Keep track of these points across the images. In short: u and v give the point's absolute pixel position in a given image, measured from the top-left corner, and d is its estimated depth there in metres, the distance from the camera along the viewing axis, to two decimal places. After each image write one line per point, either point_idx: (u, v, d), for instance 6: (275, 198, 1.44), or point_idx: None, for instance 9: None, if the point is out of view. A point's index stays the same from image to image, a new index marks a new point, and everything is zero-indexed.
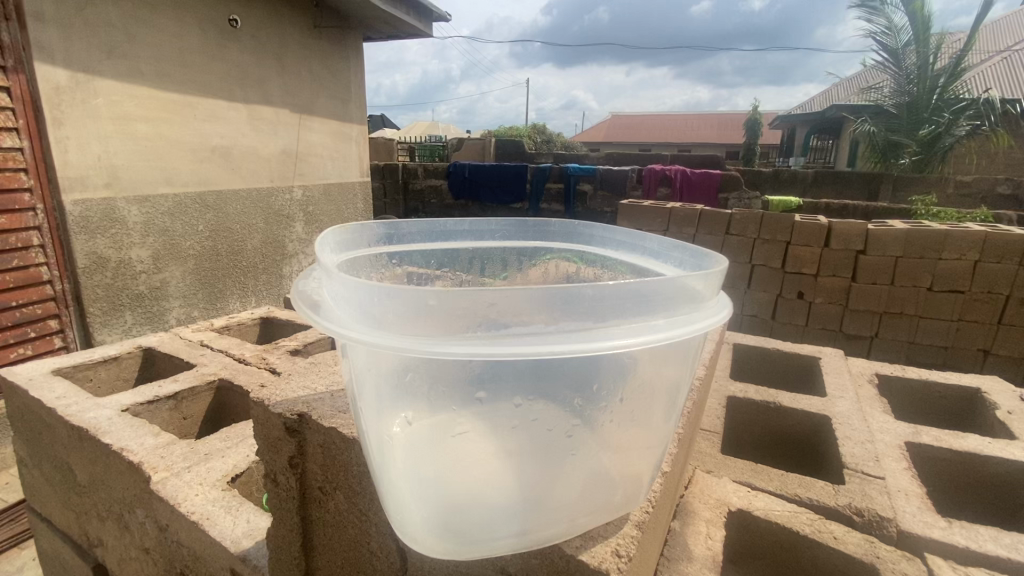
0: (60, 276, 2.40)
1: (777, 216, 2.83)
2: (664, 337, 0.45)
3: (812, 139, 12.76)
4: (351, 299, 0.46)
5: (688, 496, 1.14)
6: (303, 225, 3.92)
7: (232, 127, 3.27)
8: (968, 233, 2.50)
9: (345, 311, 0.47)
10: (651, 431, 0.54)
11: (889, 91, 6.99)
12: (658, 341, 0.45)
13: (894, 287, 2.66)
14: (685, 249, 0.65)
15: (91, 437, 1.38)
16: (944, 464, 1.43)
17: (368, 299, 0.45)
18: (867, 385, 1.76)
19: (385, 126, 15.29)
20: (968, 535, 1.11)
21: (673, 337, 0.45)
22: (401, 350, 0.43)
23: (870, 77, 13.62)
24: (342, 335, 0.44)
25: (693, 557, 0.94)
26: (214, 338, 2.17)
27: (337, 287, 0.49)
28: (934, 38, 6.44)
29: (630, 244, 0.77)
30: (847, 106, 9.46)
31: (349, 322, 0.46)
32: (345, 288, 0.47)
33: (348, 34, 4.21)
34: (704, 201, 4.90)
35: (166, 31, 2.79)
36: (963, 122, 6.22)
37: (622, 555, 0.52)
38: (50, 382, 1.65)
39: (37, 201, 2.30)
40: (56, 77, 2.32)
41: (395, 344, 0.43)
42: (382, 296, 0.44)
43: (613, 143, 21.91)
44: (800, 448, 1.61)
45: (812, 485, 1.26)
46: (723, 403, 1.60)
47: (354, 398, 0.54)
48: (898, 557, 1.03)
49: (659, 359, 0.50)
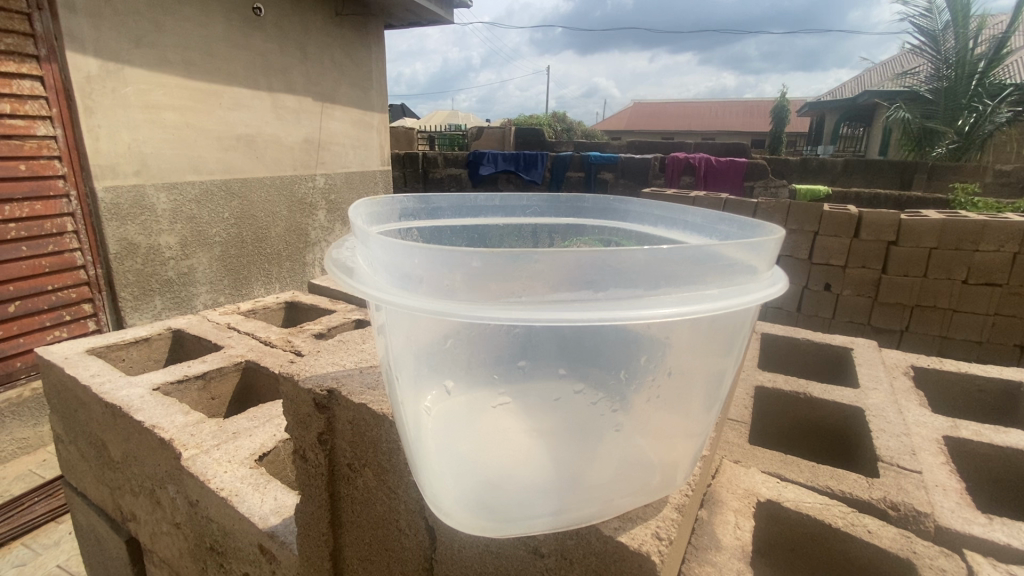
0: (93, 261, 2.47)
1: (805, 205, 2.74)
2: (718, 308, 0.43)
3: (842, 127, 12.34)
4: (389, 264, 0.45)
5: (715, 486, 1.11)
6: (325, 212, 3.95)
7: (257, 114, 3.29)
8: (1008, 223, 2.38)
9: (382, 276, 0.47)
10: (696, 413, 0.51)
11: (925, 76, 6.71)
12: (712, 311, 0.42)
13: (927, 279, 2.55)
14: (734, 220, 0.63)
15: (124, 414, 1.41)
16: (984, 459, 1.38)
17: (407, 265, 0.44)
18: (902, 377, 1.70)
19: (405, 116, 15.34)
20: (1011, 532, 1.06)
21: (729, 307, 0.43)
22: (442, 316, 0.41)
23: (906, 62, 13.07)
24: (380, 300, 0.43)
25: (722, 546, 0.92)
26: (240, 321, 2.20)
27: (372, 251, 0.48)
28: (975, 21, 6.15)
29: (670, 218, 0.74)
30: (881, 92, 9.10)
31: (386, 288, 0.45)
32: (383, 252, 0.46)
33: (370, 22, 4.20)
34: (728, 189, 4.80)
35: (192, 21, 2.82)
36: (1005, 108, 5.95)
37: (662, 538, 0.50)
38: (85, 361, 1.70)
39: (71, 187, 2.35)
40: (87, 66, 2.36)
41: (436, 310, 0.42)
42: (423, 261, 0.43)
43: (635, 131, 21.59)
44: (831, 439, 1.57)
45: (844, 477, 1.22)
46: (751, 393, 1.56)
47: (388, 370, 0.53)
48: (936, 553, 0.99)
49: (708, 337, 0.47)
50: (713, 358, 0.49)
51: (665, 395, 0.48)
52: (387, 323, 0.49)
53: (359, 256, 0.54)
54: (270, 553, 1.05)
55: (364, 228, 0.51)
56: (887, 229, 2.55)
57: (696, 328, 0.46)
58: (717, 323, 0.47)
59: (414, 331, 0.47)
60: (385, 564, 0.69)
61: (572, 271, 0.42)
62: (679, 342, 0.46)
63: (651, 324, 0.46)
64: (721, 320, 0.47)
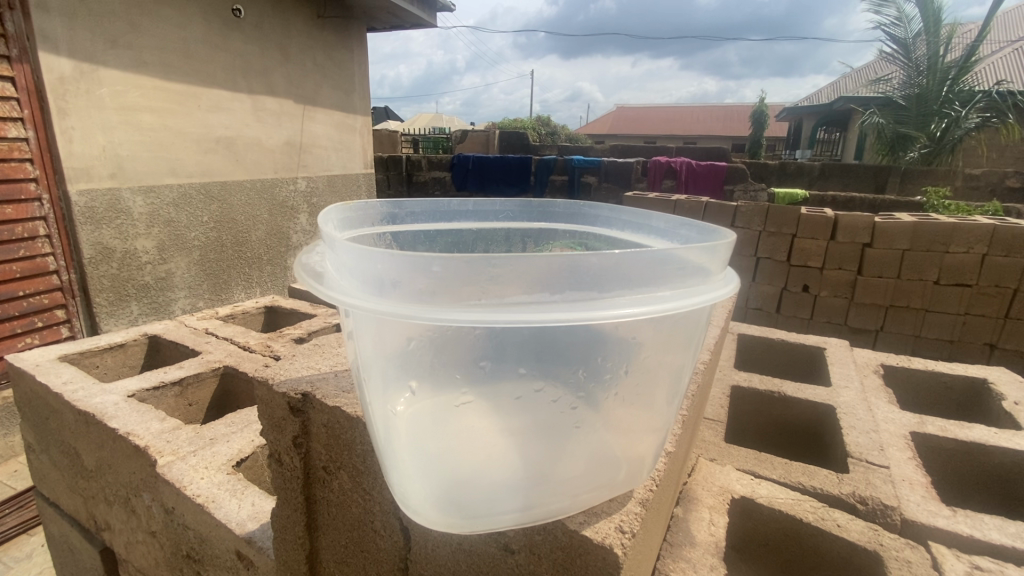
0: (66, 266, 2.42)
1: (783, 208, 2.80)
2: (671, 306, 0.45)
3: (819, 132, 12.63)
4: (355, 269, 0.46)
5: (691, 484, 1.15)
6: (307, 215, 3.93)
7: (236, 117, 3.27)
8: (977, 225, 2.47)
9: (350, 281, 0.47)
10: (655, 411, 0.53)
11: (898, 83, 6.91)
12: (663, 312, 0.44)
13: (900, 279, 2.64)
14: (692, 226, 0.66)
15: (98, 421, 1.39)
16: (949, 453, 1.43)
17: (373, 269, 0.45)
18: (872, 375, 1.75)
19: (388, 118, 15.31)
20: (973, 523, 1.11)
21: (679, 306, 0.45)
22: (408, 318, 0.43)
23: (880, 69, 13.44)
24: (346, 304, 0.44)
25: (697, 543, 0.96)
26: (219, 327, 2.18)
27: (339, 257, 0.49)
28: (946, 29, 6.34)
29: (636, 222, 0.77)
30: (855, 98, 9.31)
31: (354, 292, 0.46)
32: (350, 257, 0.47)
33: (352, 24, 4.19)
34: (709, 193, 4.88)
35: (169, 21, 2.78)
36: (974, 114, 6.21)
37: (625, 531, 0.52)
38: (57, 368, 1.66)
39: (43, 191, 2.31)
40: (60, 67, 2.32)
41: (400, 312, 0.43)
42: (390, 269, 0.44)
43: (618, 136, 21.82)
44: (803, 437, 1.61)
45: (816, 473, 1.26)
46: (727, 393, 1.60)
47: (358, 373, 0.54)
48: (902, 544, 1.03)
49: (665, 335, 0.50)
50: (669, 355, 0.51)
51: (624, 393, 0.51)
52: (355, 327, 0.50)
53: (329, 262, 0.55)
54: (247, 559, 1.04)
55: (332, 234, 0.52)
56: (862, 232, 2.64)
57: (650, 327, 0.49)
58: (671, 322, 0.49)
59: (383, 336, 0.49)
60: (361, 565, 0.70)
61: (533, 274, 0.44)
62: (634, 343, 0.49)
63: (613, 326, 0.48)
64: (677, 319, 0.49)
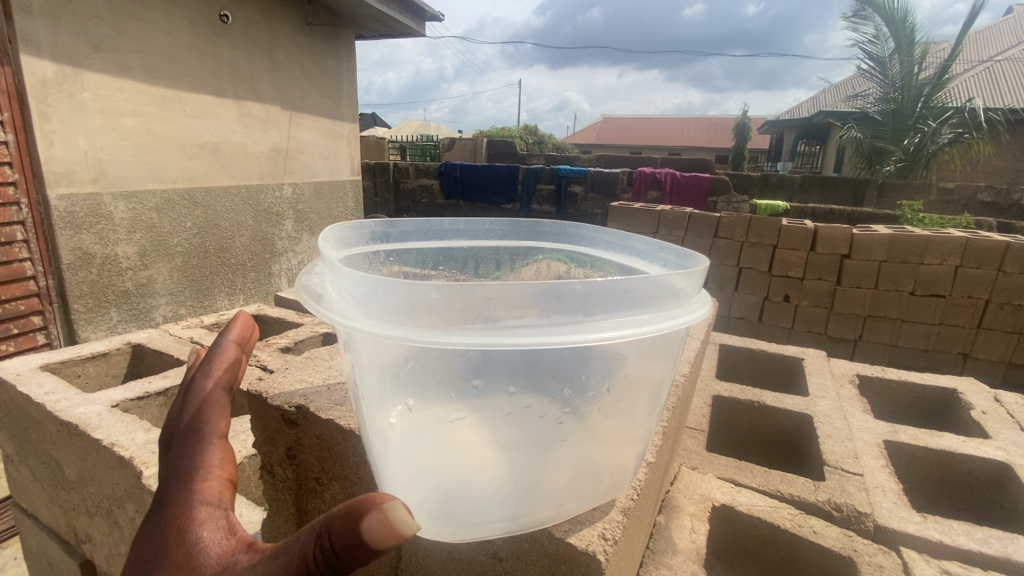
0: (43, 271, 2.38)
1: (764, 220, 2.88)
2: (650, 330, 0.49)
3: (799, 145, 12.94)
4: (355, 291, 0.49)
5: (673, 492, 1.18)
6: (292, 222, 3.92)
7: (222, 123, 3.26)
8: (949, 238, 2.57)
9: (350, 303, 0.50)
10: (635, 424, 0.57)
11: (874, 99, 7.12)
12: (643, 334, 0.48)
13: (877, 290, 2.73)
14: (670, 249, 0.70)
15: (81, 432, 1.38)
16: (921, 461, 1.49)
17: (373, 292, 0.47)
18: (848, 385, 1.81)
19: (375, 125, 15.32)
20: (942, 529, 1.16)
21: (657, 329, 0.49)
22: (406, 341, 0.45)
23: (857, 85, 13.84)
24: (347, 326, 0.46)
25: (679, 550, 0.99)
26: (204, 335, 2.17)
27: (339, 280, 0.51)
28: (919, 48, 6.56)
29: (620, 244, 0.81)
30: (834, 112, 9.56)
31: (355, 314, 0.48)
32: (350, 280, 0.49)
33: (341, 32, 4.23)
34: (693, 204, 4.97)
35: (156, 26, 2.78)
36: (946, 130, 6.43)
37: (608, 538, 0.55)
38: (38, 377, 1.64)
39: (21, 195, 2.27)
40: (42, 70, 2.30)
41: (400, 334, 0.46)
42: (388, 293, 0.46)
43: (603, 145, 22.10)
44: (783, 445, 1.65)
45: (793, 481, 1.30)
46: (709, 402, 1.64)
47: (354, 389, 0.56)
48: (874, 550, 1.07)
49: (646, 352, 0.54)
50: (649, 372, 0.55)
51: (608, 408, 0.54)
52: (352, 346, 0.52)
53: (327, 283, 0.57)
54: None
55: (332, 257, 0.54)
56: (841, 243, 2.73)
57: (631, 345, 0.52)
58: (651, 341, 0.53)
59: (379, 353, 0.51)
60: None
61: (523, 297, 0.47)
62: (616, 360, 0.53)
63: (598, 346, 0.51)
64: (655, 340, 0.53)
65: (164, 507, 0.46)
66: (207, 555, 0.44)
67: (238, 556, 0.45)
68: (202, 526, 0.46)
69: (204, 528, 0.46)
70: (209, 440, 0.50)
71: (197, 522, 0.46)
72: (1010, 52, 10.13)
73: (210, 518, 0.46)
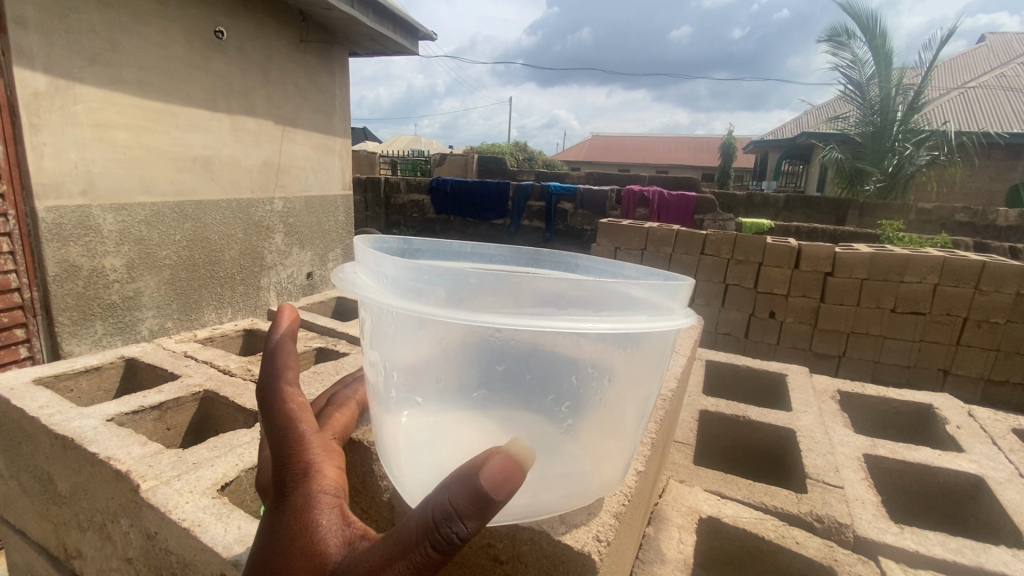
0: (29, 283, 2.38)
1: (750, 238, 2.97)
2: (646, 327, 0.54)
3: (783, 164, 13.24)
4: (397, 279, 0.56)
5: (661, 504, 1.22)
6: (282, 236, 3.94)
7: (215, 136, 3.30)
8: (927, 258, 2.67)
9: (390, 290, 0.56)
10: (624, 426, 0.61)
11: (853, 121, 7.34)
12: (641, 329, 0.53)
13: (860, 307, 2.82)
14: (658, 274, 0.77)
15: (76, 446, 1.39)
16: (899, 474, 1.54)
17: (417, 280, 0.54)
18: (829, 401, 1.88)
19: (365, 140, 15.47)
20: (919, 540, 1.21)
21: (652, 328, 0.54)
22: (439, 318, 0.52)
23: (837, 107, 14.28)
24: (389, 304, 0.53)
25: (666, 560, 1.03)
26: (198, 350, 2.18)
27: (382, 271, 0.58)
28: (895, 73, 6.80)
29: (612, 271, 0.86)
30: (815, 133, 9.84)
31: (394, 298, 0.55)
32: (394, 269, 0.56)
33: (334, 49, 4.31)
34: (680, 221, 5.08)
35: (151, 40, 2.83)
36: (924, 152, 6.70)
37: (602, 540, 0.62)
38: (32, 391, 1.65)
39: (9, 206, 2.29)
40: (35, 83, 2.33)
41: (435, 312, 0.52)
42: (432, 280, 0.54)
43: (591, 162, 22.43)
44: (768, 459, 1.70)
45: (777, 494, 1.34)
46: (695, 417, 1.70)
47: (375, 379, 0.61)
48: (854, 560, 1.12)
49: (639, 355, 0.59)
50: (641, 375, 0.60)
51: (600, 406, 0.60)
52: (384, 332, 0.58)
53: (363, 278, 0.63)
54: None
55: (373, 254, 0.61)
56: (824, 261, 2.82)
57: (628, 346, 0.57)
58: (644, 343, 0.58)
59: (407, 338, 0.57)
60: None
61: None
62: (612, 359, 0.58)
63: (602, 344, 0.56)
64: (647, 344, 0.58)
65: (288, 502, 0.56)
66: (327, 545, 0.54)
67: (355, 544, 0.54)
68: (321, 519, 0.55)
69: (323, 519, 0.55)
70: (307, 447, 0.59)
71: (317, 517, 0.55)
72: (982, 78, 10.53)
73: (327, 512, 0.56)
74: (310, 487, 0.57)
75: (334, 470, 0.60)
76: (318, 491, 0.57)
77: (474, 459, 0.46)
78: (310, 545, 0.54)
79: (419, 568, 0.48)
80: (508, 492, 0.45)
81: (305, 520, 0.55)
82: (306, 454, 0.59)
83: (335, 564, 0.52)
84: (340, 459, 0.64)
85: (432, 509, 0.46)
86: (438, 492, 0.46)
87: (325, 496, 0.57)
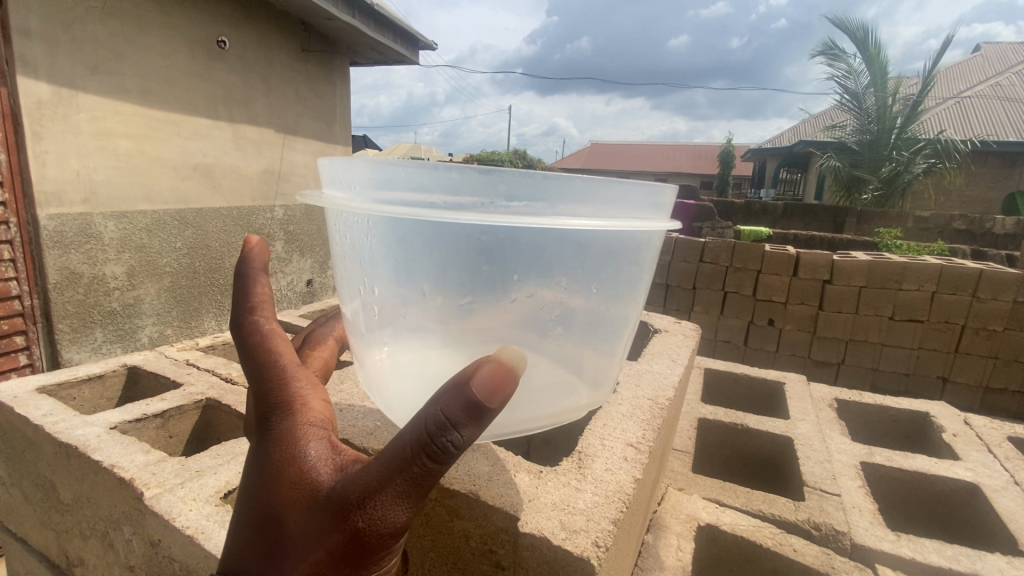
0: (30, 291, 2.40)
1: (748, 246, 3.00)
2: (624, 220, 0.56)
3: (781, 172, 13.32)
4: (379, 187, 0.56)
5: (660, 512, 1.24)
6: (282, 244, 3.96)
7: (216, 144, 3.33)
8: (924, 266, 2.70)
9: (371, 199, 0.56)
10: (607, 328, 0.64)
11: (850, 129, 7.40)
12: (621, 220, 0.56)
13: (858, 315, 2.84)
14: None
15: (80, 454, 1.40)
16: (896, 482, 1.56)
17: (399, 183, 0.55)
18: (827, 409, 1.89)
19: (365, 146, 15.55)
20: (915, 547, 1.22)
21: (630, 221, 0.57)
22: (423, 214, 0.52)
23: (835, 116, 14.39)
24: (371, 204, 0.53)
25: (666, 567, 1.05)
26: (200, 357, 2.19)
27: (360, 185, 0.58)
28: (892, 82, 6.84)
29: None
30: (813, 142, 9.94)
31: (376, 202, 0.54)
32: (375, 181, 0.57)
33: (335, 59, 4.35)
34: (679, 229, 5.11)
35: (154, 50, 2.87)
36: (920, 159, 6.72)
37: (601, 545, 0.63)
38: (35, 399, 1.66)
39: (10, 214, 2.31)
40: (37, 92, 2.36)
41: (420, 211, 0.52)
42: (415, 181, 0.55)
43: (590, 170, 22.54)
44: (766, 467, 1.72)
45: (775, 502, 1.36)
46: (694, 425, 1.71)
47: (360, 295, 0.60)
48: (850, 567, 1.13)
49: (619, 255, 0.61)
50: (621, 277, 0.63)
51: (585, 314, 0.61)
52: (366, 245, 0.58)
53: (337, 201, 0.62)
54: None
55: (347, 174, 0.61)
56: (822, 269, 2.85)
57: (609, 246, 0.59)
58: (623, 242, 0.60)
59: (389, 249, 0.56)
60: None
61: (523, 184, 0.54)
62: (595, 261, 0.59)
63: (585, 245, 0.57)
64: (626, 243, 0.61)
65: (274, 434, 0.55)
66: (317, 472, 0.53)
67: (346, 469, 0.54)
68: (309, 448, 0.55)
69: (311, 447, 0.55)
70: (289, 381, 0.58)
71: (306, 446, 0.55)
72: (977, 88, 10.62)
73: (314, 441, 0.55)
74: (295, 418, 0.56)
75: (321, 402, 0.59)
76: (303, 424, 0.56)
77: (465, 370, 0.48)
78: (300, 474, 0.54)
79: (417, 480, 0.50)
80: (499, 400, 0.48)
81: (294, 451, 0.54)
82: (289, 388, 0.57)
83: (327, 489, 0.52)
84: (325, 390, 0.63)
85: (426, 420, 0.48)
86: (431, 405, 0.48)
87: (313, 428, 0.56)
